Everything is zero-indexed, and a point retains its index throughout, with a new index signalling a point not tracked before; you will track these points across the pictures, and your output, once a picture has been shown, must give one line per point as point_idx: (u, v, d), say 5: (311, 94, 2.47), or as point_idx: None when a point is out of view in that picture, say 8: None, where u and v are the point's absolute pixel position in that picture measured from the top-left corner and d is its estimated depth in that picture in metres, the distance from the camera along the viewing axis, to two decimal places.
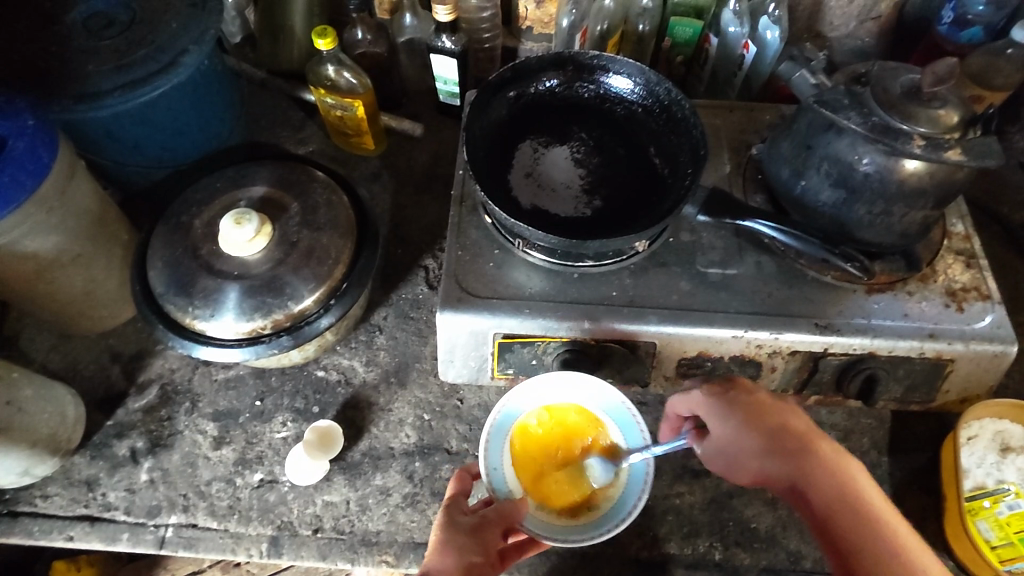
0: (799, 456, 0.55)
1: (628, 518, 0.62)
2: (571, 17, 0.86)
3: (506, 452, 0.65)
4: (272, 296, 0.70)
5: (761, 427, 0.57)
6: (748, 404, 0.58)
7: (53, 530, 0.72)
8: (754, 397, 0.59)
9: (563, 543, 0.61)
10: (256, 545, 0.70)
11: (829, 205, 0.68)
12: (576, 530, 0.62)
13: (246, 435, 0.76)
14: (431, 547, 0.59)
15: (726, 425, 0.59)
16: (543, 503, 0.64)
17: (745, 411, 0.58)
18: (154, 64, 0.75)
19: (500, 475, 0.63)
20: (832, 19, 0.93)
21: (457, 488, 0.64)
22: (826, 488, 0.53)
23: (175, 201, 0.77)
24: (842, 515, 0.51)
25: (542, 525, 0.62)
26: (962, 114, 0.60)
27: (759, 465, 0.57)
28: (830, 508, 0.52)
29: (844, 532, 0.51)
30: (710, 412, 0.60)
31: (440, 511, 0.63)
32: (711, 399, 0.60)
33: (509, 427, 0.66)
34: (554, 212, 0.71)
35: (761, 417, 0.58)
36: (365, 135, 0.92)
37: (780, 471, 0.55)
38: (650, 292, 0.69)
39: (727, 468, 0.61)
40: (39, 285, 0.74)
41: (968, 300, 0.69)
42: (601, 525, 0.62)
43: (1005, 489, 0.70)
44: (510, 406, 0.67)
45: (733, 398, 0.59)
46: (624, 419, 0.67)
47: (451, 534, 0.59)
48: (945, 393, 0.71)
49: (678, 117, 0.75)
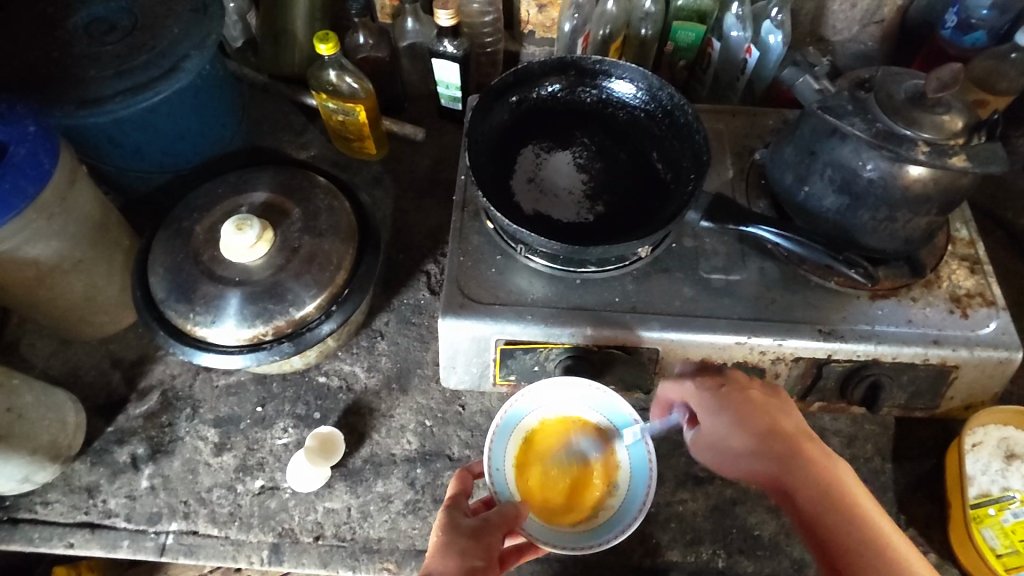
0: (789, 456, 0.54)
1: (628, 528, 0.62)
2: (573, 21, 0.86)
3: (509, 453, 0.65)
4: (273, 303, 0.69)
5: (751, 426, 0.57)
6: (740, 402, 0.58)
7: (53, 537, 0.71)
8: (746, 395, 0.58)
9: (562, 548, 0.61)
10: (257, 552, 0.70)
11: (832, 211, 0.67)
12: (575, 536, 0.62)
13: (247, 441, 0.76)
14: (432, 549, 0.58)
15: (716, 421, 0.58)
16: (542, 508, 0.63)
17: (737, 408, 0.58)
18: (155, 70, 0.75)
19: (501, 476, 0.64)
20: (834, 23, 0.93)
21: (459, 488, 0.64)
22: (817, 490, 0.52)
23: (176, 207, 0.77)
24: (832, 518, 0.51)
25: (540, 529, 0.62)
26: (967, 119, 0.59)
27: (746, 465, 0.56)
28: (820, 511, 0.51)
29: (833, 535, 0.50)
30: (702, 408, 0.60)
31: (441, 513, 0.62)
32: (704, 393, 0.60)
33: (514, 428, 0.66)
34: (556, 217, 0.71)
35: (750, 415, 0.57)
36: (367, 140, 0.92)
37: (769, 471, 0.55)
38: (651, 298, 0.69)
39: (712, 460, 0.60)
40: (39, 291, 0.74)
41: (973, 306, 0.68)
42: (599, 534, 0.62)
43: (1011, 496, 0.69)
44: (515, 408, 0.67)
45: (725, 395, 0.59)
46: (627, 427, 0.66)
47: (454, 536, 0.58)
48: (950, 400, 0.71)
49: (680, 123, 0.75)
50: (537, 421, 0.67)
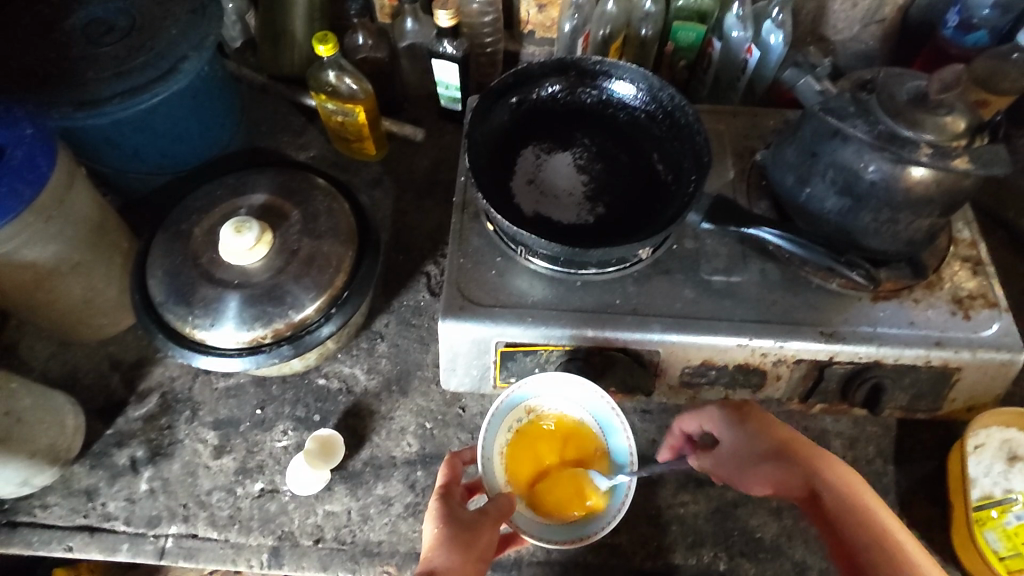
0: (811, 464, 0.57)
1: (610, 525, 0.62)
2: (573, 21, 0.86)
3: (499, 441, 0.65)
4: (273, 306, 0.69)
5: (774, 435, 0.60)
6: (761, 418, 0.61)
7: (52, 541, 0.71)
8: (766, 412, 0.62)
9: (545, 540, 0.61)
10: (256, 555, 0.70)
11: (834, 213, 0.67)
12: (558, 529, 0.62)
13: (246, 444, 0.76)
14: (433, 541, 0.58)
15: (741, 432, 0.61)
16: (526, 497, 0.63)
17: (759, 423, 0.61)
18: (153, 71, 0.75)
19: (491, 465, 0.63)
20: (835, 23, 0.92)
21: (449, 477, 0.63)
22: (835, 492, 0.55)
23: (175, 209, 0.77)
24: (852, 518, 0.53)
25: (525, 519, 0.62)
26: (969, 121, 0.59)
27: (771, 470, 0.59)
28: (840, 510, 0.54)
29: (853, 532, 0.52)
30: (722, 423, 0.63)
31: (435, 503, 0.61)
32: (726, 412, 0.63)
33: (506, 417, 0.66)
34: (556, 219, 0.71)
35: (770, 428, 0.61)
36: (366, 140, 0.91)
37: (794, 475, 0.57)
38: (652, 300, 0.69)
39: (734, 476, 0.62)
40: (39, 294, 0.74)
41: (975, 308, 0.68)
42: (582, 527, 0.62)
43: (1014, 498, 0.69)
44: (509, 397, 0.65)
45: (748, 412, 0.62)
46: (614, 430, 0.66)
47: (455, 530, 0.58)
48: (952, 401, 0.70)
49: (681, 123, 0.74)
50: (528, 411, 0.67)
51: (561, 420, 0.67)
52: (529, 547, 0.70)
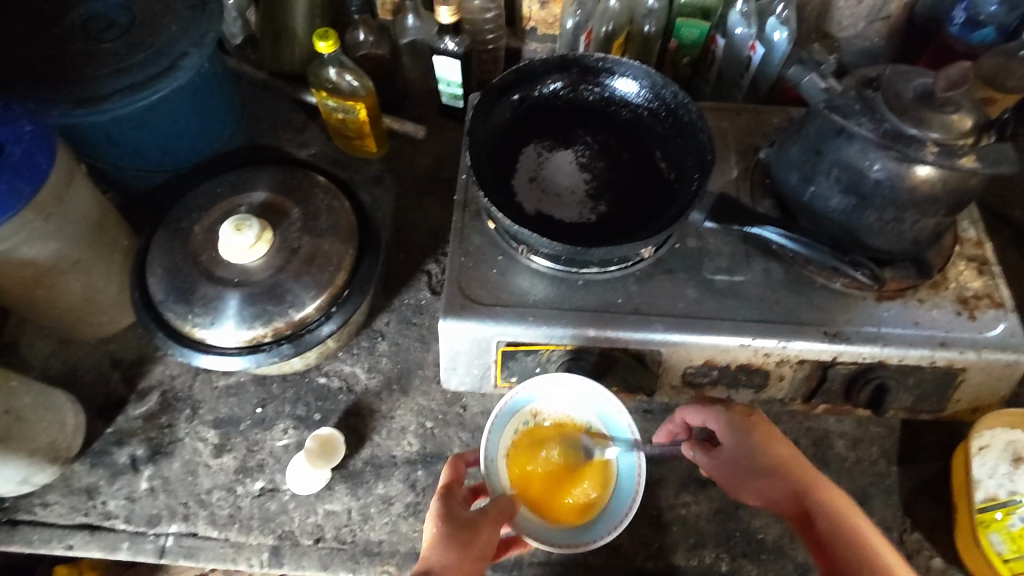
0: (805, 481, 0.57)
1: (619, 526, 0.62)
2: (576, 18, 0.84)
3: (504, 445, 0.64)
4: (272, 304, 0.69)
5: (776, 451, 0.59)
6: (765, 432, 0.60)
7: (53, 539, 0.71)
8: (773, 424, 0.60)
9: (553, 545, 0.61)
10: (257, 555, 0.70)
11: (838, 212, 0.66)
12: (565, 533, 0.62)
13: (247, 442, 0.76)
14: (431, 540, 0.57)
15: (743, 442, 0.60)
16: (533, 501, 0.63)
17: (762, 435, 0.60)
18: (153, 67, 0.74)
19: (495, 468, 0.63)
20: (840, 20, 0.91)
21: (451, 477, 0.63)
22: (832, 512, 0.55)
23: (175, 206, 0.76)
24: (840, 537, 0.53)
25: (531, 524, 0.61)
26: (977, 119, 0.58)
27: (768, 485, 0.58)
28: (829, 530, 0.54)
29: (840, 550, 0.52)
30: (726, 428, 0.61)
31: (437, 503, 0.61)
32: (732, 419, 0.61)
33: (509, 421, 0.65)
34: (558, 217, 0.70)
35: (773, 441, 0.60)
36: (368, 137, 0.91)
37: (789, 491, 0.57)
38: (656, 300, 0.68)
39: (731, 482, 0.62)
40: (39, 292, 0.74)
41: (980, 308, 0.67)
42: (589, 531, 0.62)
43: (1017, 501, 0.68)
44: (511, 401, 0.65)
45: (754, 422, 0.61)
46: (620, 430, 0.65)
47: (453, 528, 0.57)
48: (956, 402, 0.70)
49: (684, 121, 0.74)
50: (532, 415, 0.66)
51: (565, 422, 0.66)
52: (530, 547, 0.69)
